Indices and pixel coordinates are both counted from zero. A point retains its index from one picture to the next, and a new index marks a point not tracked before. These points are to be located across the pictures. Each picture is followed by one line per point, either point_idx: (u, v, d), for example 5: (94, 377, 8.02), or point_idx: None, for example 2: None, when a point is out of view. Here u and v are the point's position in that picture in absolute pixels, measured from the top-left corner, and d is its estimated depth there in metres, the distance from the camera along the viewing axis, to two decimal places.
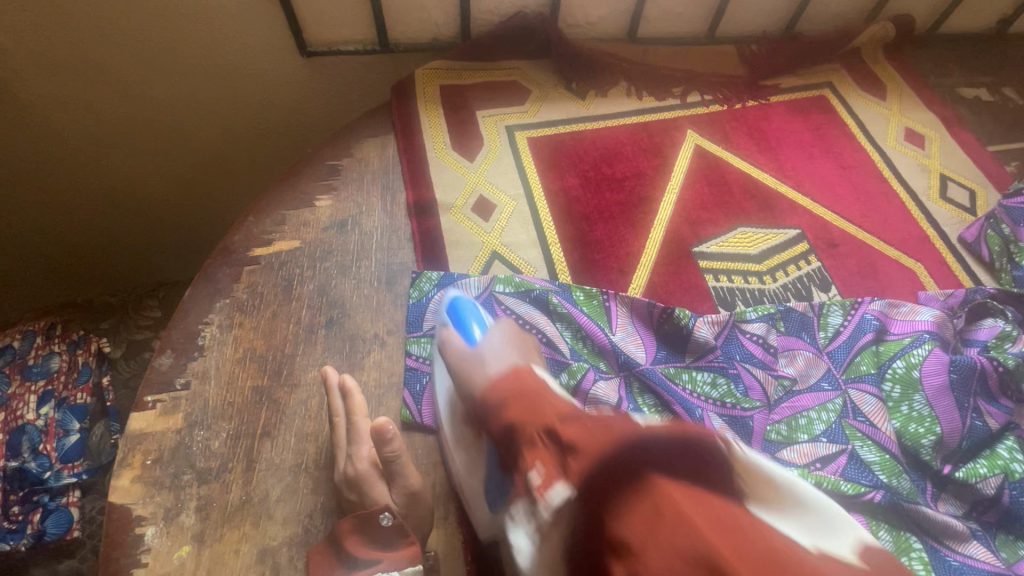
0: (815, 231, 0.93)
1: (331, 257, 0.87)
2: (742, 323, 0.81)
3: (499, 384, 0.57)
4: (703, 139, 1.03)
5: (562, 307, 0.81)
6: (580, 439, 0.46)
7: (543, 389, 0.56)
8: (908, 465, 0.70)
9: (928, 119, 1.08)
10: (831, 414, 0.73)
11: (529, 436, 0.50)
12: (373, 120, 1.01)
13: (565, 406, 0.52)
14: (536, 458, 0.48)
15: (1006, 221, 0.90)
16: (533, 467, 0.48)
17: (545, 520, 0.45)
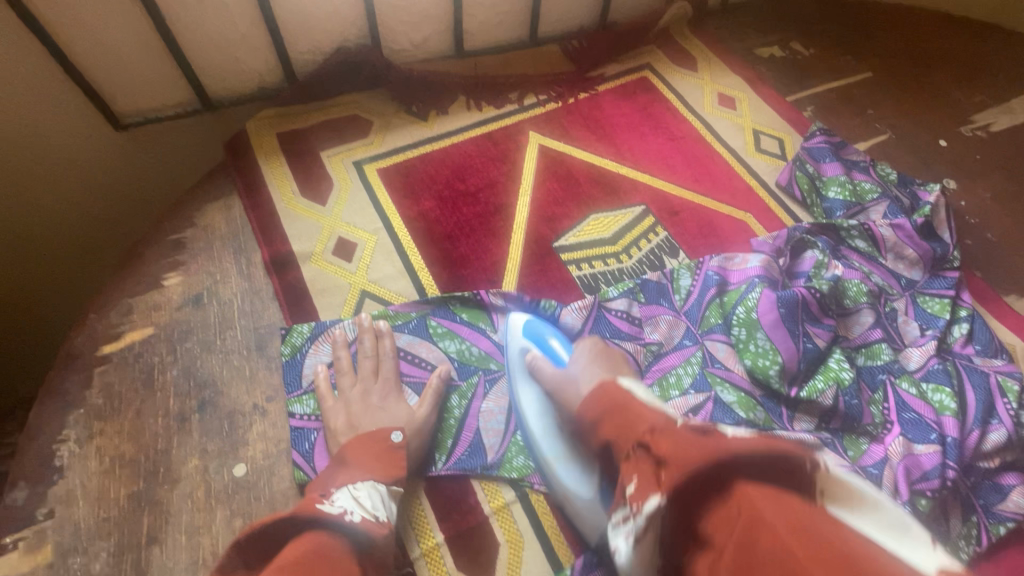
0: (657, 203, 1.01)
1: (191, 335, 0.83)
2: (606, 302, 0.88)
3: (591, 401, 0.64)
4: (545, 138, 1.08)
5: (441, 327, 0.84)
6: (671, 452, 0.52)
7: (631, 400, 0.61)
8: (763, 396, 0.79)
9: (734, 82, 1.20)
10: (696, 366, 0.82)
11: (626, 453, 0.57)
12: (211, 182, 0.97)
13: (652, 413, 0.59)
14: (631, 471, 0.55)
15: (808, 161, 1.04)
16: (628, 478, 0.55)
17: (640, 525, 0.51)
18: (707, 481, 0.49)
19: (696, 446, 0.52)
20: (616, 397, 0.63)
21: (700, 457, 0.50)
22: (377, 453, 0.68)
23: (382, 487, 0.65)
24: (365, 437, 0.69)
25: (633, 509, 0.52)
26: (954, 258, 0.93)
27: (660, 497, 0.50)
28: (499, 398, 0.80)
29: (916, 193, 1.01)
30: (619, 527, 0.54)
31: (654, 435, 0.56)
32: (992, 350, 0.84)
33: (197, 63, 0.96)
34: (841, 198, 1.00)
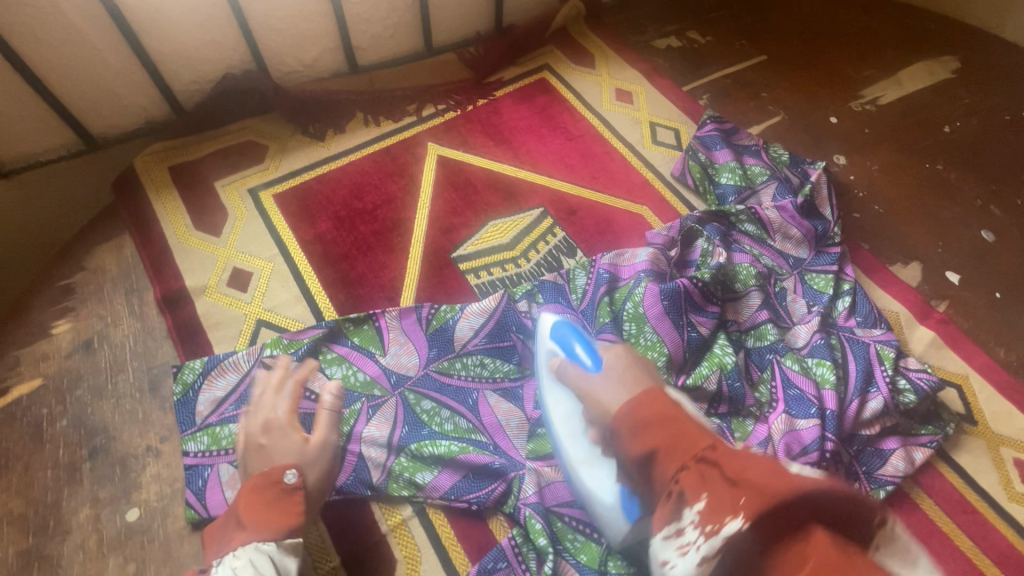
0: (554, 204, 1.02)
1: (81, 383, 0.82)
2: (514, 302, 0.87)
3: (639, 411, 0.60)
4: (443, 148, 1.08)
5: (331, 352, 0.83)
6: (759, 478, 0.50)
7: (682, 416, 0.58)
8: None
9: (631, 77, 1.21)
10: None
11: (682, 466, 0.54)
12: (102, 224, 0.96)
13: (710, 434, 0.56)
14: (700, 491, 0.51)
15: (701, 150, 1.06)
16: (694, 496, 0.52)
17: (709, 552, 0.48)
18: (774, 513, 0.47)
19: (768, 469, 0.51)
20: (665, 409, 0.59)
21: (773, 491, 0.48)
22: (270, 502, 0.62)
23: (270, 545, 0.58)
24: (254, 481, 0.62)
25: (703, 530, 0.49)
26: (834, 234, 0.96)
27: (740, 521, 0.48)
28: (380, 423, 0.78)
29: (805, 171, 1.04)
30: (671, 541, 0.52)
31: (719, 454, 0.53)
32: (871, 321, 0.87)
33: (72, 105, 0.93)
34: (733, 183, 1.02)
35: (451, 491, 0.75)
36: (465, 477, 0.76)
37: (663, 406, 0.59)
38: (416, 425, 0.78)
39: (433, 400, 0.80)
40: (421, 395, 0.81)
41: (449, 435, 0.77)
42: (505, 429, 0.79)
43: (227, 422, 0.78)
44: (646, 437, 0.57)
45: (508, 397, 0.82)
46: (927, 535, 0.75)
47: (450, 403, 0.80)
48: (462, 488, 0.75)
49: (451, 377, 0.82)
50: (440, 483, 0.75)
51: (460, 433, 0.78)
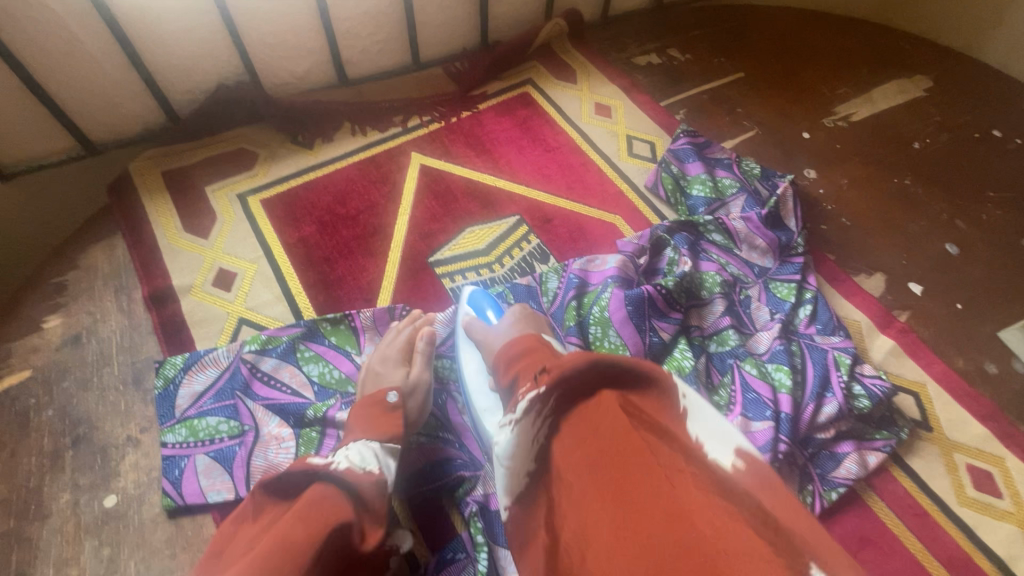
0: (530, 212, 1.06)
1: (68, 375, 0.85)
2: None
3: (508, 344, 0.65)
4: (426, 157, 1.13)
5: (309, 351, 0.87)
6: (564, 360, 0.54)
7: (544, 345, 0.63)
8: None
9: (612, 92, 1.26)
10: None
11: (527, 370, 0.58)
12: (96, 225, 1.00)
13: (564, 350, 0.60)
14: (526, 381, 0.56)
15: (673, 162, 1.10)
16: (522, 385, 0.56)
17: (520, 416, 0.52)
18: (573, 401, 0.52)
19: (584, 350, 0.54)
20: (534, 339, 0.64)
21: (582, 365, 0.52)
22: (372, 415, 0.69)
23: (375, 444, 0.64)
24: (363, 403, 0.71)
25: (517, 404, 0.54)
26: (799, 244, 0.99)
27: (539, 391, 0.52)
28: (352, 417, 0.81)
29: (775, 184, 1.07)
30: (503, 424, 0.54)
31: (555, 360, 0.57)
32: (831, 328, 0.90)
33: (70, 110, 0.98)
34: (703, 196, 1.06)
35: (416, 481, 0.78)
36: (426, 465, 0.79)
37: (531, 337, 0.65)
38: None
39: None
40: None
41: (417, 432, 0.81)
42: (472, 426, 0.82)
43: (204, 415, 0.81)
44: (514, 360, 0.63)
45: None
46: (876, 537, 0.77)
47: None
48: (424, 477, 0.78)
49: None
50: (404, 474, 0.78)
51: (430, 429, 0.81)
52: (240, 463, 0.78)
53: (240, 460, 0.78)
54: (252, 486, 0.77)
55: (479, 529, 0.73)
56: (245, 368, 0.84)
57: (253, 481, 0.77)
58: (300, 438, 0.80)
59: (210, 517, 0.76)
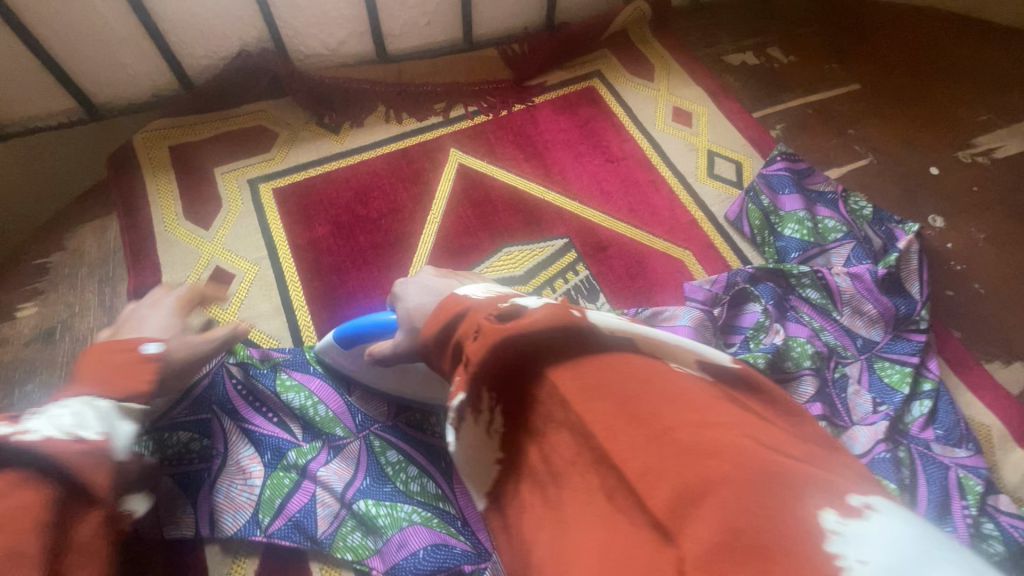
0: (582, 236, 0.89)
1: (33, 377, 0.75)
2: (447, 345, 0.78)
3: (430, 321, 0.50)
4: (466, 155, 0.96)
5: (290, 378, 0.73)
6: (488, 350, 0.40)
7: (472, 305, 0.47)
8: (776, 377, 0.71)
9: (695, 94, 1.05)
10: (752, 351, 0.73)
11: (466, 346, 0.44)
12: (91, 201, 0.89)
13: (490, 304, 0.46)
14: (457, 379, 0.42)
15: (765, 192, 0.89)
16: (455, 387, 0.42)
17: (464, 418, 0.42)
18: (517, 364, 0.40)
19: (501, 329, 0.41)
20: (452, 314, 0.48)
21: (494, 341, 0.40)
22: (115, 366, 0.57)
23: (104, 404, 0.53)
24: (112, 345, 0.59)
25: (449, 408, 0.42)
26: (922, 318, 0.78)
27: (465, 391, 0.41)
28: (340, 469, 0.70)
29: (891, 232, 0.86)
30: (448, 420, 0.43)
31: (479, 330, 0.43)
32: (955, 438, 0.69)
33: (71, 68, 0.86)
34: (797, 237, 0.85)
35: (404, 567, 0.63)
36: (420, 549, 0.63)
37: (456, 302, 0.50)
38: (378, 480, 0.69)
39: (402, 451, 0.71)
40: (390, 444, 0.72)
41: (414, 500, 0.68)
42: None
43: (177, 429, 0.70)
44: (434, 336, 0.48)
45: None
46: None
47: (422, 460, 0.71)
48: (412, 566, 0.62)
49: (425, 431, 0.73)
50: (390, 555, 0.64)
51: (427, 498, 0.68)
52: (205, 494, 0.68)
53: (206, 490, 0.68)
54: (214, 526, 0.67)
55: None
56: (223, 379, 0.73)
57: (216, 520, 0.67)
58: (270, 479, 0.69)
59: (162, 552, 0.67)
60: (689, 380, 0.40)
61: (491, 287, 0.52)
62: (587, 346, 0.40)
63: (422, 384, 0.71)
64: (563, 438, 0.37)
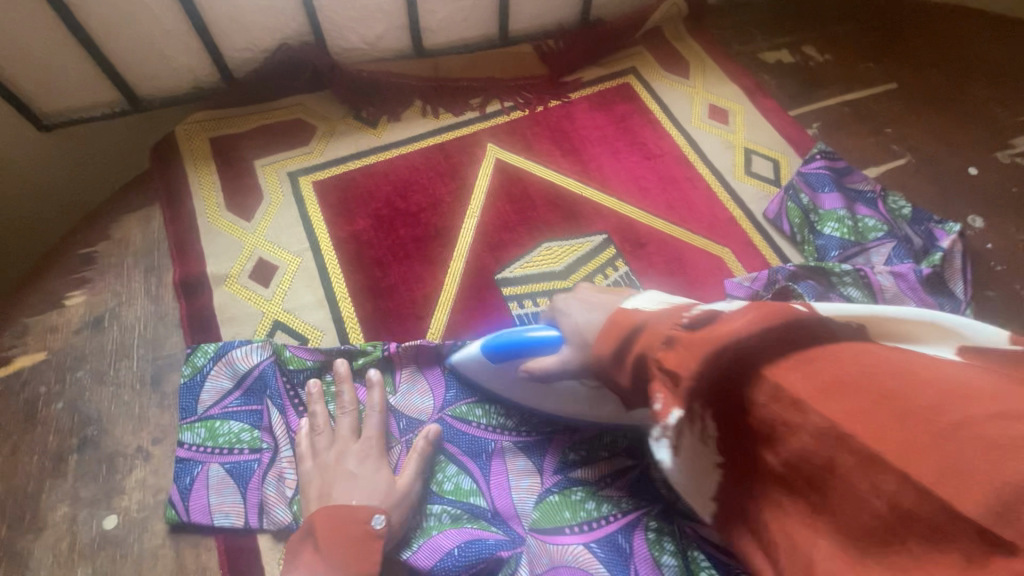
0: (620, 232, 0.89)
1: (84, 364, 0.76)
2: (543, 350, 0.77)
3: (604, 333, 0.55)
4: (503, 151, 0.96)
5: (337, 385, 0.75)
6: (688, 356, 0.45)
7: (649, 318, 0.52)
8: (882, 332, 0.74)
9: (730, 92, 1.05)
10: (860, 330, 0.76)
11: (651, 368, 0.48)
12: (133, 191, 0.90)
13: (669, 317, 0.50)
14: (656, 389, 0.47)
15: (804, 190, 0.90)
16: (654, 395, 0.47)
17: (670, 435, 0.46)
18: (729, 373, 0.43)
19: (699, 342, 0.45)
20: (629, 326, 0.52)
21: (703, 354, 0.44)
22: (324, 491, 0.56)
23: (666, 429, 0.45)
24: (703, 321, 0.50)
25: (658, 425, 0.46)
26: (963, 317, 0.78)
27: (684, 409, 0.45)
28: None
29: (931, 232, 0.86)
30: (658, 440, 0.47)
31: (667, 346, 0.47)
32: None
33: (117, 59, 0.87)
34: (837, 236, 0.85)
35: (440, 568, 0.63)
36: (453, 549, 0.63)
37: (345, 516, 0.60)
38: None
39: (443, 449, 0.72)
40: None
41: (445, 498, 0.68)
42: (513, 488, 0.68)
43: (229, 419, 0.72)
44: (353, 558, 0.58)
45: (529, 451, 0.71)
46: None
47: (462, 456, 0.71)
48: (447, 564, 0.63)
49: (466, 424, 0.73)
50: (422, 557, 0.64)
51: (459, 495, 0.69)
52: (255, 485, 0.68)
53: (255, 482, 0.68)
54: (264, 516, 0.67)
55: None
56: (275, 371, 0.74)
57: (266, 510, 0.67)
58: None
59: (213, 541, 0.67)
60: (915, 356, 0.40)
61: (658, 295, 0.58)
62: (808, 347, 0.41)
63: (584, 406, 0.66)
64: (798, 439, 0.39)
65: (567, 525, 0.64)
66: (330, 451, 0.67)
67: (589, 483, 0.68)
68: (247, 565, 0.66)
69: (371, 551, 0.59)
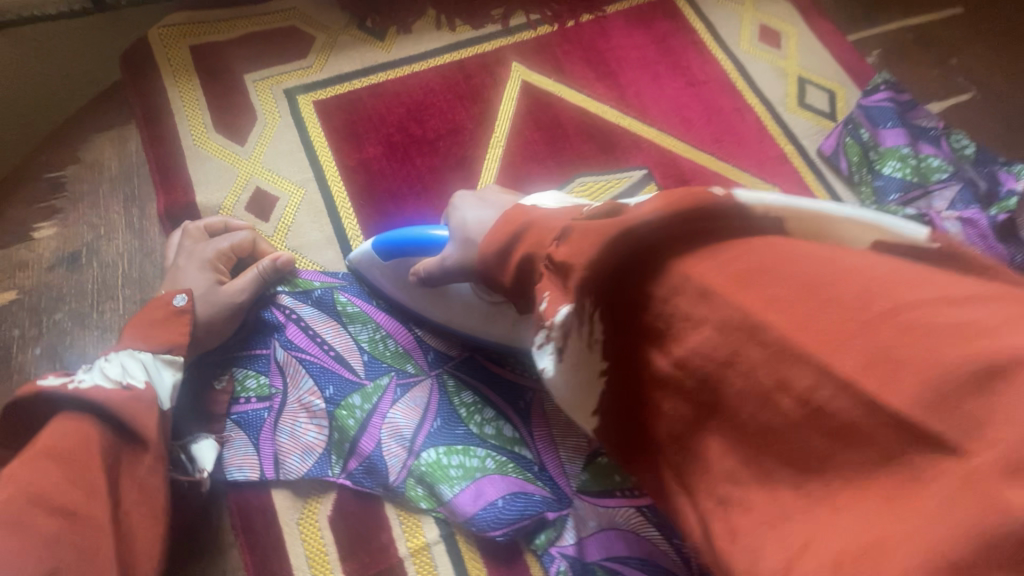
0: (662, 168, 0.80)
1: (62, 306, 0.67)
2: None
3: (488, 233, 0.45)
4: (531, 72, 0.85)
5: (352, 306, 0.68)
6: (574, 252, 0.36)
7: (535, 214, 0.43)
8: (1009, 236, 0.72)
9: (783, 11, 0.93)
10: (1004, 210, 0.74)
11: (540, 268, 0.40)
12: (103, 107, 0.77)
13: (563, 218, 0.41)
14: (544, 285, 0.39)
15: (864, 125, 0.82)
16: (541, 291, 0.39)
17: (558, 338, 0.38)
18: (629, 262, 0.35)
19: (596, 227, 0.37)
20: (516, 224, 0.43)
21: (600, 237, 0.35)
22: (149, 317, 0.58)
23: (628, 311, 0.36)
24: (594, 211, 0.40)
25: (541, 325, 0.38)
26: None
27: (571, 303, 0.36)
28: (408, 408, 0.64)
29: (995, 174, 0.78)
30: (541, 347, 0.39)
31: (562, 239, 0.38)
32: None
33: None
34: (898, 177, 0.78)
35: (484, 518, 0.59)
36: (498, 499, 0.60)
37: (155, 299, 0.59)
38: (450, 421, 0.64)
39: (477, 393, 0.66)
40: (463, 384, 0.66)
41: (487, 443, 0.63)
42: (558, 446, 0.64)
43: (228, 367, 0.64)
44: (158, 334, 0.57)
45: None
46: None
47: (498, 400, 0.65)
48: (493, 517, 0.59)
49: (502, 369, 0.67)
50: (465, 505, 0.60)
51: (502, 442, 0.63)
52: (267, 435, 0.62)
53: (267, 432, 0.62)
54: (280, 467, 0.62)
55: None
56: (277, 314, 0.66)
57: (282, 459, 0.62)
58: (334, 421, 0.63)
59: (226, 499, 0.61)
60: (877, 256, 0.31)
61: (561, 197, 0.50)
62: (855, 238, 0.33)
63: (480, 320, 0.62)
64: (701, 333, 0.31)
65: (616, 489, 0.61)
66: (179, 260, 0.64)
67: None
68: (265, 525, 0.61)
69: (179, 326, 0.58)
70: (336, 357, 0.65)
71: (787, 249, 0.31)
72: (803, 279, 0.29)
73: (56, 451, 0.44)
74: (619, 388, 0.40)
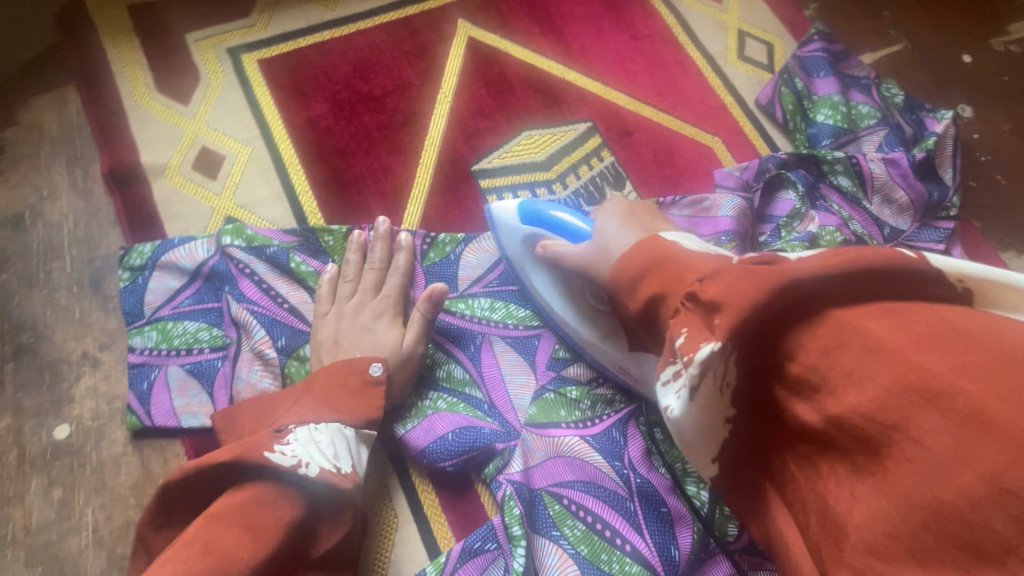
0: (606, 121, 0.83)
1: (9, 266, 0.69)
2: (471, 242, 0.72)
3: (627, 258, 0.49)
4: (477, 28, 0.85)
5: (306, 265, 0.69)
6: (725, 294, 0.38)
7: (676, 250, 0.46)
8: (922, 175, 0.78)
9: None
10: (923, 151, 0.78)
11: (675, 302, 0.43)
12: (39, 68, 0.76)
13: (706, 261, 0.43)
14: (681, 322, 0.40)
15: (799, 75, 0.84)
16: (676, 329, 0.40)
17: (693, 377, 0.38)
18: (786, 309, 0.36)
19: (751, 272, 0.38)
20: (659, 253, 0.47)
21: (763, 282, 0.36)
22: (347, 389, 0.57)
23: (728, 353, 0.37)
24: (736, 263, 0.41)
25: (681, 363, 0.39)
26: (951, 205, 0.78)
27: (720, 341, 0.37)
28: None
29: (922, 120, 0.83)
30: (669, 384, 0.41)
31: (706, 279, 0.40)
32: None
33: None
34: (830, 123, 0.81)
35: (433, 450, 0.63)
36: (448, 434, 0.64)
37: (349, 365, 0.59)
38: None
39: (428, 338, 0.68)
40: None
41: (439, 385, 0.66)
42: (506, 385, 0.67)
43: (181, 319, 0.66)
44: (353, 404, 0.57)
45: (520, 346, 0.69)
46: None
47: (449, 344, 0.68)
48: (443, 449, 0.63)
49: (452, 315, 0.69)
50: (416, 438, 0.64)
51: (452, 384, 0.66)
52: (221, 385, 0.64)
53: (220, 381, 0.64)
54: None
55: (514, 514, 0.60)
56: (230, 267, 0.67)
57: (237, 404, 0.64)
58: (286, 367, 0.65)
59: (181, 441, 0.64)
60: None
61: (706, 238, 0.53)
62: None
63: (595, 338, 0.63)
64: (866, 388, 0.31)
65: (562, 421, 0.64)
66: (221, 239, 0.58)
67: (579, 382, 0.67)
68: None
69: (371, 399, 0.58)
70: (290, 309, 0.67)
71: (922, 309, 0.34)
72: (993, 348, 0.29)
73: (239, 510, 0.45)
74: (742, 435, 0.41)
